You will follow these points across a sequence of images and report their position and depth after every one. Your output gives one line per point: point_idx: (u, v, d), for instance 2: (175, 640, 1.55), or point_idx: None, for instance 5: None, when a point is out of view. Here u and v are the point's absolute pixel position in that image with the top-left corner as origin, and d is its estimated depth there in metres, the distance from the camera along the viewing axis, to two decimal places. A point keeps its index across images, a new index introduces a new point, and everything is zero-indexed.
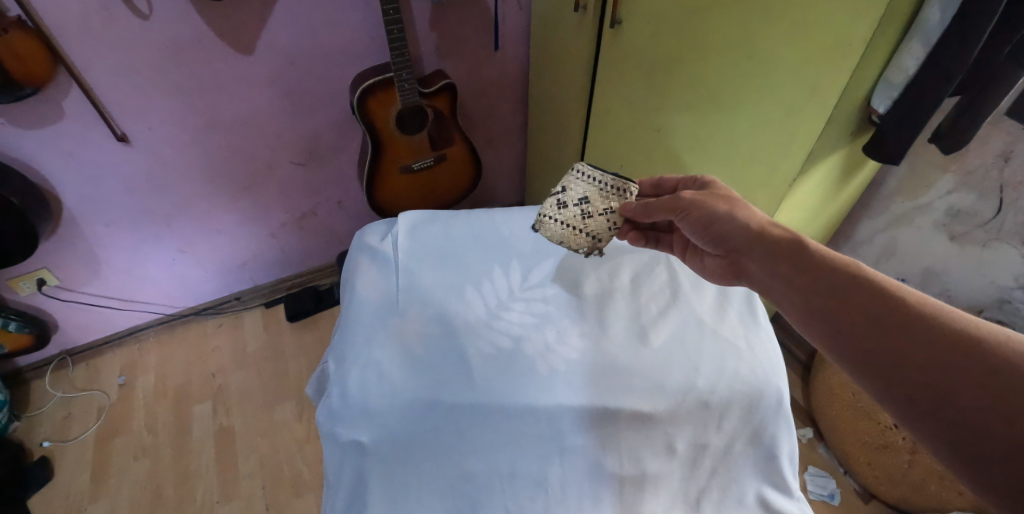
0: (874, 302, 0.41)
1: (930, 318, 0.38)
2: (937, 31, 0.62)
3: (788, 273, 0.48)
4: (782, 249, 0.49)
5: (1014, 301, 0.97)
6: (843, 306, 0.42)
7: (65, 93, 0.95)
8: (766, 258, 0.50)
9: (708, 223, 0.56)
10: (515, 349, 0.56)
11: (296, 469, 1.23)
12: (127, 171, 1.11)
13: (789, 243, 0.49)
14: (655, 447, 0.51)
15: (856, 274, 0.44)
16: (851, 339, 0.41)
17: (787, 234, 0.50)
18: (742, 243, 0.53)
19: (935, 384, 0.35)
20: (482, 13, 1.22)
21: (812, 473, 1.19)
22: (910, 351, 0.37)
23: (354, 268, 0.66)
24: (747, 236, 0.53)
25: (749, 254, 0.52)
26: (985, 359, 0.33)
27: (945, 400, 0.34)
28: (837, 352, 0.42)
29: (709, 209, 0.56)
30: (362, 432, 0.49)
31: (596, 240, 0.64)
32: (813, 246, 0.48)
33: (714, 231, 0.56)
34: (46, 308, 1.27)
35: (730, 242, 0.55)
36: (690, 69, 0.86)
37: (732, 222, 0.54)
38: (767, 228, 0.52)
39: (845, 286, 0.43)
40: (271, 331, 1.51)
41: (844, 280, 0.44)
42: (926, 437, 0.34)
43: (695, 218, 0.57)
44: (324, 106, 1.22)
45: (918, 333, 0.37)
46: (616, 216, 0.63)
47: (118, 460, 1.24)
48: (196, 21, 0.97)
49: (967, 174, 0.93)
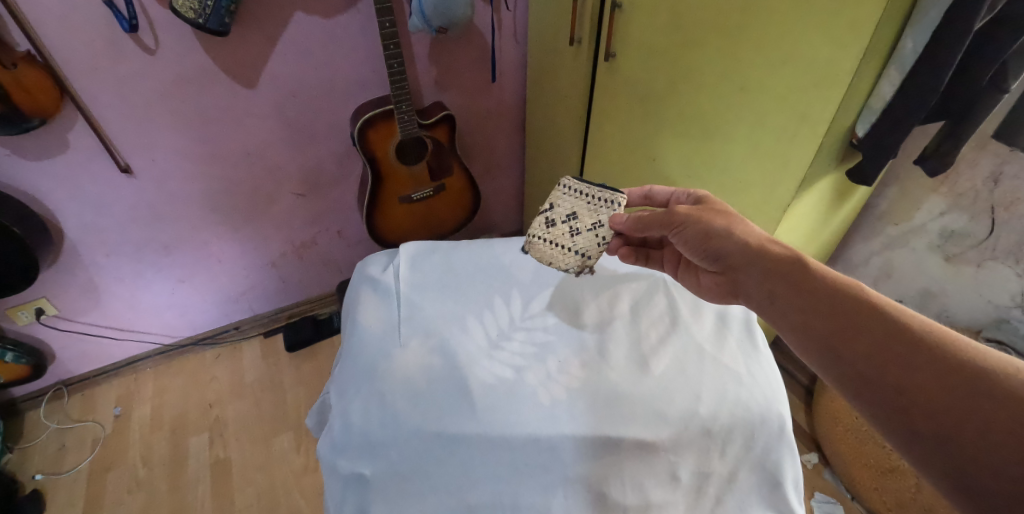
0: (877, 328, 0.40)
1: (933, 345, 0.38)
2: (911, 59, 0.65)
3: (786, 293, 0.48)
4: (785, 272, 0.49)
5: (1012, 320, 0.97)
6: (845, 329, 0.42)
7: (71, 124, 0.97)
8: (763, 274, 0.50)
9: (704, 238, 0.56)
10: (516, 379, 0.56)
11: (292, 503, 1.20)
12: (129, 201, 1.13)
13: (787, 260, 0.49)
14: (657, 476, 0.50)
15: (858, 296, 0.44)
16: (853, 365, 0.40)
17: (786, 251, 0.51)
18: (739, 260, 0.53)
19: (939, 414, 0.34)
20: (479, 46, 1.26)
21: (819, 499, 1.16)
22: (914, 380, 0.36)
23: (356, 298, 0.66)
24: (745, 253, 0.53)
25: (745, 271, 0.52)
26: (993, 390, 0.33)
27: (951, 432, 0.33)
28: (840, 374, 0.41)
29: (706, 224, 0.56)
30: (364, 464, 0.50)
31: (583, 258, 0.66)
32: (812, 265, 0.48)
33: (711, 247, 0.56)
34: (43, 337, 1.26)
35: (727, 259, 0.54)
36: (683, 101, 0.89)
37: (730, 238, 0.54)
38: (766, 246, 0.52)
39: (846, 308, 0.43)
40: (270, 361, 1.50)
41: (845, 302, 0.43)
42: (928, 470, 0.34)
43: (691, 233, 0.57)
44: (325, 138, 1.25)
45: (923, 363, 0.37)
46: (605, 230, 0.65)
47: (111, 494, 1.21)
48: (201, 56, 1.00)
49: (958, 195, 0.96)
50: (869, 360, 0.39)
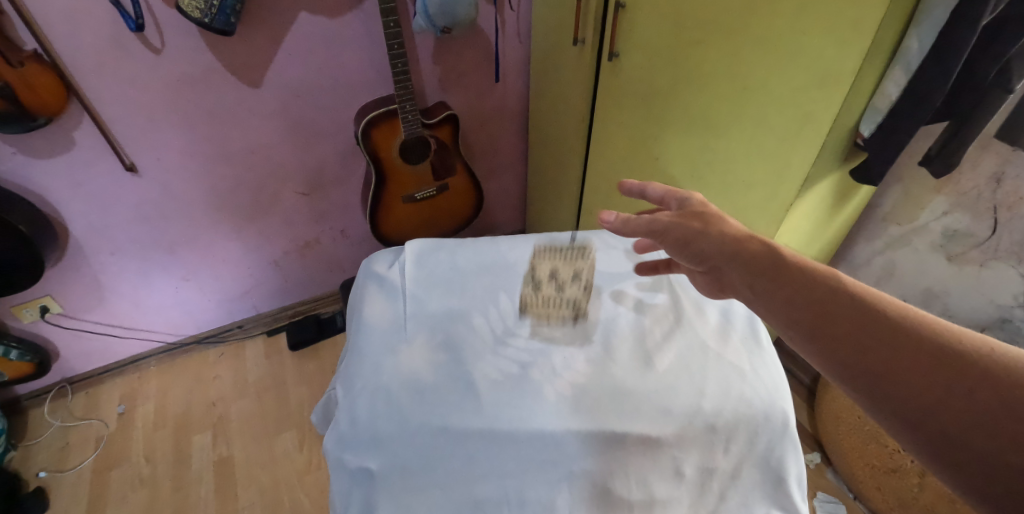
0: (858, 318, 0.36)
1: (919, 335, 0.33)
2: (917, 59, 0.65)
3: (771, 297, 0.42)
4: (760, 265, 0.43)
5: (1014, 320, 0.96)
6: (828, 322, 0.37)
7: (77, 123, 0.98)
8: (744, 274, 0.45)
9: (684, 242, 0.50)
10: (521, 375, 0.57)
11: (296, 501, 1.20)
12: (134, 199, 1.13)
13: (765, 257, 0.44)
14: (663, 472, 0.51)
15: (841, 287, 0.39)
16: (838, 360, 0.36)
17: (762, 245, 0.45)
18: (721, 262, 0.47)
19: (934, 410, 0.30)
20: (482, 46, 1.27)
21: (821, 498, 1.17)
22: (903, 375, 0.32)
23: (363, 295, 0.67)
24: (724, 253, 0.47)
25: (727, 272, 0.46)
26: (985, 381, 0.29)
27: (945, 426, 0.30)
28: (829, 369, 0.37)
29: (684, 228, 0.50)
30: (372, 459, 0.50)
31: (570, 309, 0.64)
32: (789, 257, 0.43)
33: (691, 251, 0.50)
34: (47, 335, 1.26)
35: (706, 260, 0.49)
36: (687, 102, 0.89)
37: (708, 239, 0.49)
38: (743, 241, 0.46)
39: (834, 307, 0.38)
40: (273, 360, 1.51)
41: (832, 300, 0.38)
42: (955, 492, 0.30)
43: (671, 239, 0.51)
44: (329, 137, 1.25)
45: (911, 354, 0.33)
46: (587, 280, 0.68)
47: (114, 492, 1.21)
48: (207, 55, 1.01)
49: (960, 195, 0.96)
50: (855, 357, 0.35)
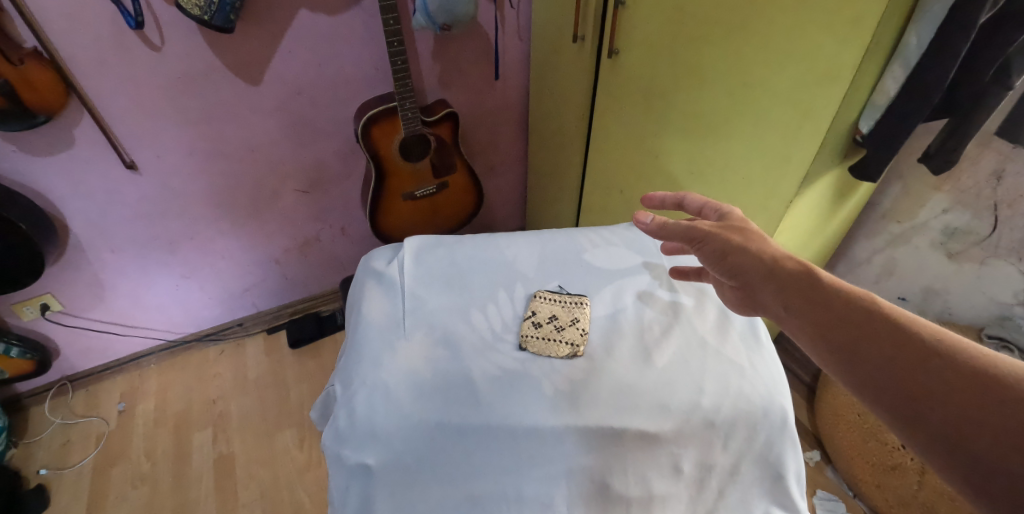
0: (887, 338, 0.37)
1: (944, 355, 0.34)
2: (916, 55, 0.65)
3: (807, 314, 0.42)
4: (795, 284, 0.44)
5: (1014, 317, 0.98)
6: (858, 340, 0.38)
7: (77, 121, 0.98)
8: (779, 291, 0.45)
9: (721, 254, 0.51)
10: (519, 370, 0.57)
11: (296, 498, 1.21)
12: (134, 197, 1.13)
13: (800, 276, 0.45)
14: (662, 469, 0.51)
15: (876, 311, 0.39)
16: (869, 382, 0.36)
17: (799, 265, 0.46)
18: (755, 278, 0.48)
19: (953, 423, 0.31)
20: (482, 43, 1.27)
21: (821, 496, 1.17)
22: (924, 391, 0.33)
23: (362, 292, 0.67)
24: (760, 269, 0.47)
25: (761, 289, 0.47)
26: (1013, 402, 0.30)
27: (978, 451, 0.29)
28: (861, 390, 0.37)
29: (725, 239, 0.51)
30: (369, 454, 0.50)
31: (571, 301, 0.64)
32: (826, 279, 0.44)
33: (728, 264, 0.50)
34: (47, 333, 1.26)
35: (743, 275, 0.49)
36: (687, 98, 0.89)
37: (746, 253, 0.49)
38: (782, 260, 0.47)
39: (869, 329, 0.38)
40: (273, 358, 1.51)
41: (866, 323, 0.39)
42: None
43: (710, 248, 0.52)
44: (329, 135, 1.25)
45: (936, 374, 0.33)
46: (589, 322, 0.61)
47: (115, 489, 1.21)
48: (207, 53, 1.01)
49: (961, 192, 0.96)
50: (879, 370, 0.36)
